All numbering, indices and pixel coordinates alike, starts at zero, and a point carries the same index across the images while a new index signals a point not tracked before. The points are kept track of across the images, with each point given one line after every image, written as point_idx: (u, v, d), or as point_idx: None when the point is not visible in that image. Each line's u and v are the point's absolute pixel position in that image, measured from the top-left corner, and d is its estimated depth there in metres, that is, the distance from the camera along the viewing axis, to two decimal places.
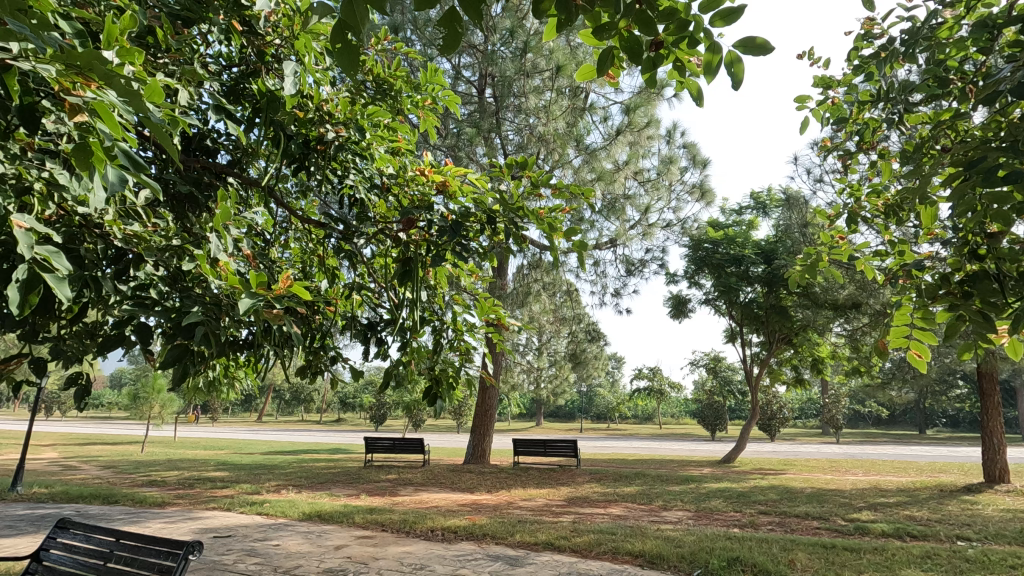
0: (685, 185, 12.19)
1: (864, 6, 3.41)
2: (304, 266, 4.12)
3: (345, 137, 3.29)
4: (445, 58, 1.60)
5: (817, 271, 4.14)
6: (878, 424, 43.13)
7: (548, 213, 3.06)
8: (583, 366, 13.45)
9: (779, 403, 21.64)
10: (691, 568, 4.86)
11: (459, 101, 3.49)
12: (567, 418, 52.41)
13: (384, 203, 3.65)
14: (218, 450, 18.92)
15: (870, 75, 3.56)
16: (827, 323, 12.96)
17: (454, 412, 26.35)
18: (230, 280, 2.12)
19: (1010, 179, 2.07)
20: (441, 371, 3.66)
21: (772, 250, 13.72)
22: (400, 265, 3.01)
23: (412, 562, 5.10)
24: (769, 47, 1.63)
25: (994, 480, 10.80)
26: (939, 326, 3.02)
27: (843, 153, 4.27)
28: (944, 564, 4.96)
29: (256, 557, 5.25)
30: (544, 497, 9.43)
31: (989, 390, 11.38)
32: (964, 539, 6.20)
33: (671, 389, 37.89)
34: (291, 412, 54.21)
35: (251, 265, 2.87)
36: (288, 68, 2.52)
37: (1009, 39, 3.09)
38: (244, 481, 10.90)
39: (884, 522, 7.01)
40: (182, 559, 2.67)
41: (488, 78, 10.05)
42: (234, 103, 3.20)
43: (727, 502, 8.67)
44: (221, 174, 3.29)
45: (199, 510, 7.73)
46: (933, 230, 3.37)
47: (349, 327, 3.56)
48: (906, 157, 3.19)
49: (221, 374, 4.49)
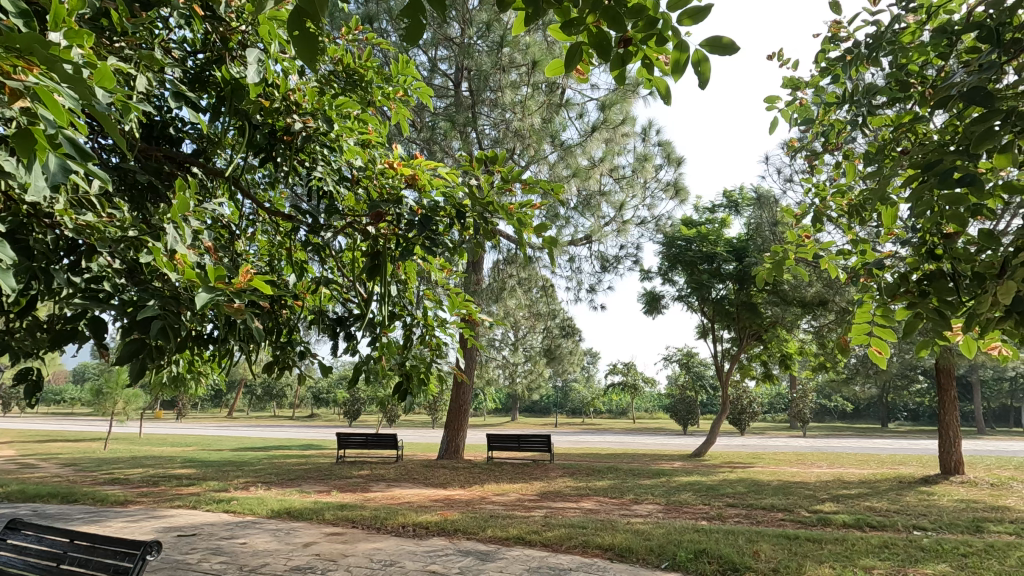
0: (660, 183, 12.32)
1: (830, 9, 3.46)
2: (271, 260, 4.04)
3: (313, 128, 3.22)
4: (409, 48, 1.59)
5: (782, 270, 4.23)
6: (843, 418, 44.47)
7: (518, 209, 3.05)
8: (558, 361, 13.50)
9: (749, 397, 22.08)
10: (659, 560, 4.94)
11: (431, 95, 3.47)
12: (543, 414, 52.73)
13: (353, 197, 3.60)
14: (184, 447, 18.43)
15: (836, 78, 3.64)
16: (795, 320, 13.22)
17: (429, 407, 26.27)
18: (186, 273, 2.02)
19: (964, 181, 2.12)
20: (412, 366, 3.61)
21: (744, 248, 13.97)
22: (369, 258, 2.97)
23: (382, 559, 5.05)
24: (735, 47, 1.64)
25: (950, 471, 11.24)
26: (898, 324, 3.13)
27: (809, 153, 4.34)
28: (900, 553, 5.13)
29: (220, 556, 5.14)
30: (517, 492, 9.45)
31: (946, 385, 11.82)
32: (920, 529, 6.44)
33: (644, 384, 38.46)
34: (263, 407, 53.36)
35: (214, 258, 2.77)
36: (252, 56, 2.44)
37: (968, 45, 3.19)
38: (211, 478, 10.65)
39: (846, 513, 7.22)
40: (140, 560, 2.59)
41: (464, 72, 9.96)
42: (199, 91, 3.11)
43: (697, 495, 8.83)
44: (183, 164, 3.21)
45: (163, 509, 7.51)
46: (893, 230, 3.44)
47: (317, 323, 3.49)
48: (869, 158, 3.26)
49: (185, 370, 4.36)
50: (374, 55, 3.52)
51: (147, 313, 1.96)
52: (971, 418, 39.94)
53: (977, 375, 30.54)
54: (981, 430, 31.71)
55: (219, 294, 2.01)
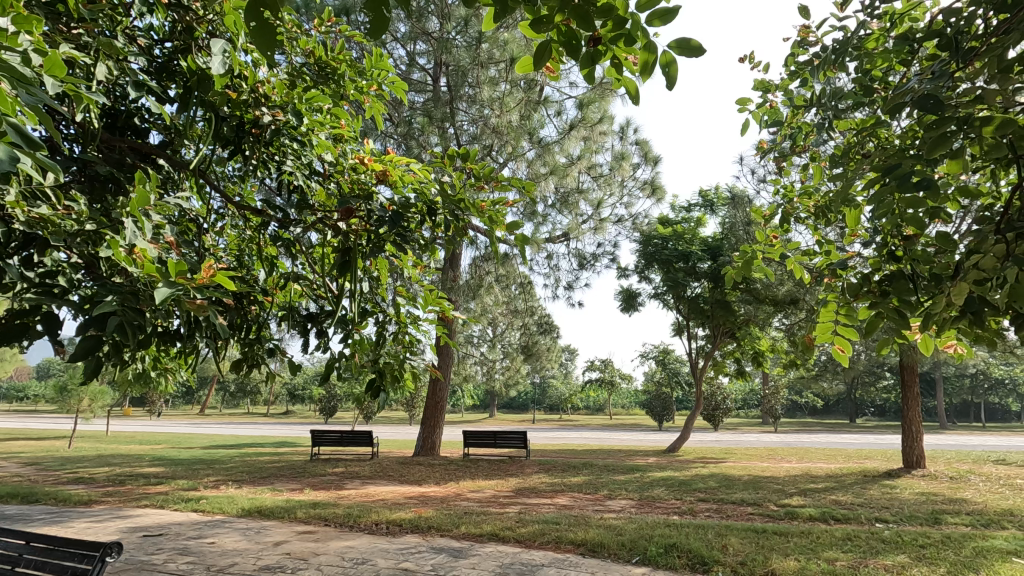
0: (637, 181, 12.44)
1: (799, 14, 3.53)
2: (240, 255, 3.96)
3: (282, 121, 3.15)
4: (374, 42, 1.59)
5: (750, 268, 4.30)
6: (814, 414, 45.61)
7: (491, 205, 3.07)
8: (535, 358, 13.47)
9: (722, 394, 22.47)
10: (630, 555, 5.00)
11: (406, 91, 3.41)
12: (520, 410, 52.94)
13: (325, 191, 3.54)
14: (154, 445, 18.09)
15: (805, 82, 3.72)
16: (767, 318, 13.49)
17: (406, 403, 26.14)
18: (146, 267, 1.96)
19: (922, 185, 2.19)
20: (385, 363, 3.56)
21: (718, 246, 14.21)
22: (339, 255, 2.93)
23: (354, 557, 5.01)
24: (702, 50, 1.67)
25: (912, 465, 11.60)
26: (860, 323, 3.23)
27: (778, 154, 4.42)
28: (862, 545, 5.29)
29: (187, 556, 5.04)
30: (492, 488, 9.45)
31: (910, 382, 12.15)
32: (882, 522, 6.64)
33: (622, 381, 38.79)
34: (237, 404, 52.56)
35: (177, 252, 2.69)
36: (216, 47, 2.35)
37: (928, 52, 3.28)
38: (180, 477, 10.43)
39: (812, 507, 7.41)
40: (100, 561, 2.50)
41: (442, 68, 9.88)
42: (165, 80, 3.02)
43: (669, 490, 8.97)
44: (149, 155, 3.13)
45: (129, 508, 7.36)
46: (857, 231, 3.52)
47: (287, 319, 3.43)
48: (835, 161, 3.32)
49: (151, 365, 4.25)
50: (347, 49, 3.48)
51: (105, 308, 1.90)
52: (935, 413, 41.33)
53: (939, 373, 31.61)
54: (943, 424, 32.67)
55: (180, 290, 1.96)
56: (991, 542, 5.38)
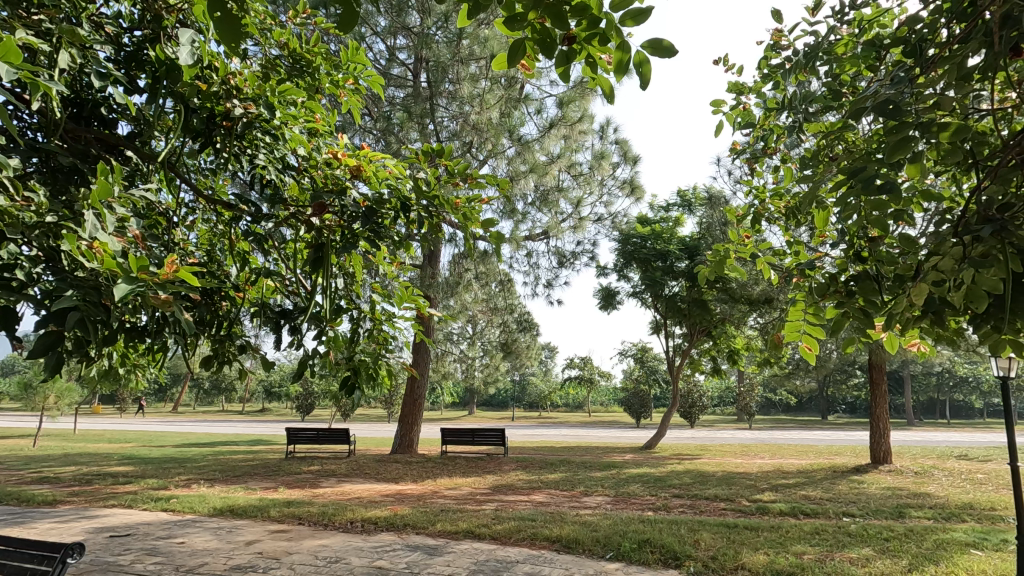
0: (616, 180, 12.54)
1: (772, 17, 3.58)
2: (212, 250, 3.90)
3: (254, 114, 3.07)
4: (344, 37, 1.56)
5: (723, 268, 4.36)
6: (788, 411, 46.63)
7: (466, 203, 3.10)
8: (514, 356, 13.21)
9: (698, 391, 22.78)
10: (604, 551, 5.05)
11: (383, 86, 3.36)
12: (500, 408, 53.07)
13: (298, 186, 3.46)
14: (124, 444, 17.66)
15: (777, 85, 3.79)
16: (742, 316, 13.71)
17: (385, 401, 26.01)
18: (106, 262, 1.91)
19: (885, 188, 2.24)
20: (360, 361, 3.52)
21: (696, 246, 14.41)
22: (312, 251, 2.90)
23: (327, 556, 4.97)
24: (674, 50, 1.68)
25: (879, 460, 11.93)
26: (827, 322, 3.31)
27: (750, 156, 4.48)
28: (828, 539, 5.42)
29: (155, 557, 4.93)
30: (470, 486, 9.45)
31: (879, 379, 12.51)
32: (849, 516, 6.82)
33: (601, 379, 39.07)
34: (212, 402, 51.57)
35: (143, 246, 2.62)
36: (185, 37, 2.27)
37: (894, 58, 3.36)
38: (150, 476, 10.20)
39: (782, 502, 7.56)
40: (59, 563, 2.43)
41: (423, 63, 9.80)
42: (134, 70, 2.94)
43: (645, 486, 9.08)
44: (116, 146, 3.05)
45: (96, 508, 7.18)
46: (824, 233, 3.61)
47: (259, 315, 3.36)
48: (805, 163, 3.38)
49: (118, 363, 4.13)
50: (322, 41, 3.44)
51: (63, 303, 1.85)
52: (903, 411, 42.52)
53: (908, 371, 32.60)
54: (911, 422, 33.59)
55: (141, 285, 1.90)
56: (951, 535, 5.56)
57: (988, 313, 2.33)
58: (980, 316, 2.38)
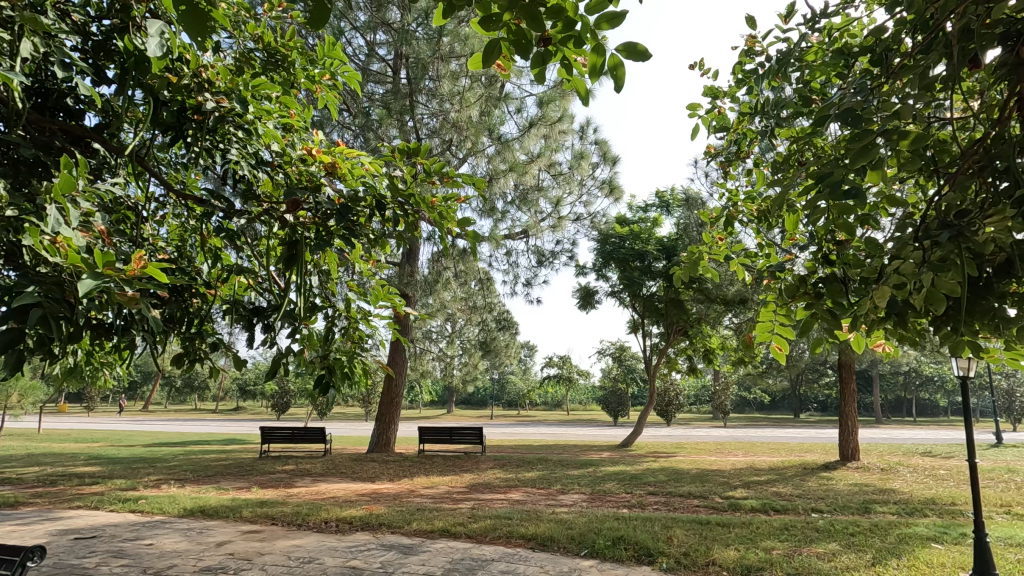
0: (595, 180, 12.62)
1: (746, 24, 3.64)
2: (182, 246, 3.82)
3: (227, 108, 3.00)
4: (316, 33, 1.55)
5: (696, 269, 4.42)
6: (761, 409, 47.64)
7: (442, 202, 3.09)
8: (494, 354, 13.17)
9: (675, 390, 23.08)
10: (579, 548, 5.09)
11: (360, 82, 3.33)
12: (478, 406, 53.03)
13: (272, 182, 3.40)
14: (91, 444, 17.14)
15: (750, 90, 3.85)
16: (718, 316, 13.94)
17: (363, 398, 25.84)
18: (69, 257, 1.85)
19: (851, 194, 2.30)
20: (335, 359, 3.48)
21: (673, 246, 14.59)
22: (286, 248, 2.83)
23: (300, 556, 4.92)
24: (648, 55, 1.70)
25: (848, 457, 12.24)
26: (796, 323, 3.39)
27: (724, 159, 4.55)
28: (797, 534, 5.56)
29: (123, 559, 4.83)
30: (446, 484, 9.44)
31: (848, 378, 12.85)
32: (817, 511, 7.00)
33: (579, 377, 39.33)
34: (185, 401, 50.50)
35: (109, 241, 2.55)
36: (153, 28, 2.17)
37: (862, 66, 3.45)
38: (118, 476, 9.96)
39: (754, 499, 7.71)
40: (19, 567, 2.37)
41: (403, 60, 9.70)
42: (103, 60, 2.87)
43: (620, 484, 9.17)
44: (82, 138, 2.96)
45: (60, 509, 6.99)
46: (795, 236, 3.69)
47: (232, 313, 3.30)
48: (776, 167, 3.45)
49: (85, 361, 4.01)
50: (298, 36, 3.39)
51: (24, 300, 1.79)
52: (872, 409, 43.68)
53: (876, 369, 33.51)
54: (879, 419, 34.49)
55: (107, 282, 1.84)
56: (913, 529, 5.75)
57: (947, 316, 2.42)
58: (940, 317, 2.47)
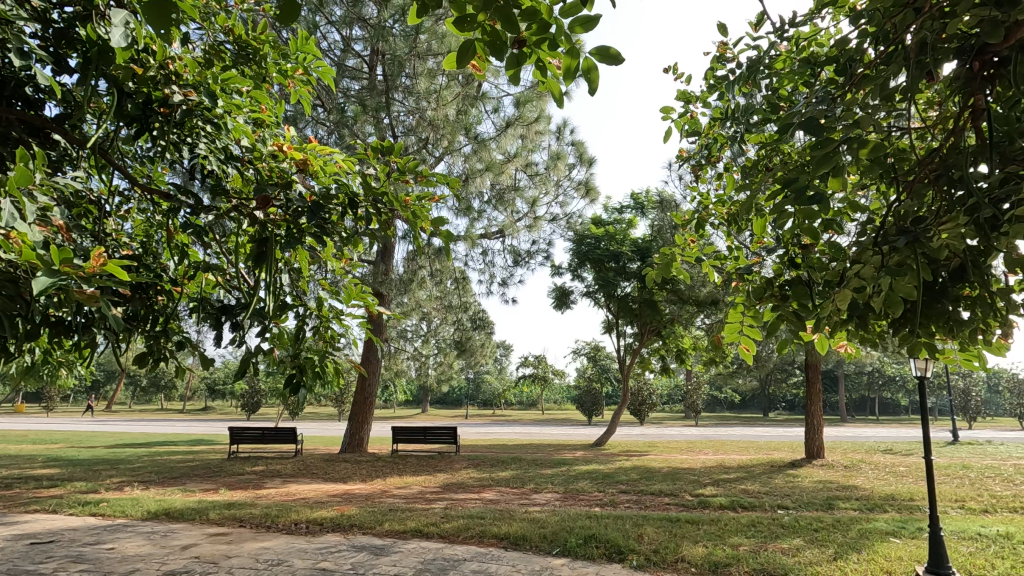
0: (571, 181, 12.68)
1: (718, 31, 3.71)
2: (147, 242, 3.72)
3: (195, 101, 2.92)
4: (285, 28, 1.52)
5: (669, 271, 4.48)
6: (731, 408, 48.56)
7: (415, 201, 3.07)
8: (469, 354, 13.12)
9: (648, 390, 23.35)
10: (551, 547, 5.12)
11: (333, 77, 3.30)
12: (453, 406, 52.80)
13: (242, 177, 3.34)
14: (50, 445, 16.50)
15: (721, 95, 3.93)
16: (690, 317, 14.14)
17: (336, 398, 25.48)
18: (23, 254, 1.77)
19: (816, 200, 2.37)
20: (306, 358, 3.42)
21: (647, 248, 14.76)
22: (255, 245, 2.77)
23: (269, 559, 4.84)
24: (621, 59, 1.72)
25: (814, 455, 12.57)
26: (763, 324, 3.48)
27: (695, 163, 4.63)
28: (763, 530, 5.70)
29: (82, 564, 4.68)
30: (420, 484, 9.38)
31: (814, 378, 13.19)
32: (783, 508, 7.18)
33: (554, 376, 39.48)
34: (150, 401, 49.06)
35: (68, 235, 2.46)
36: (118, 17, 2.09)
37: (827, 75, 3.54)
38: (78, 479, 9.61)
39: (722, 496, 7.86)
40: None
41: (379, 56, 9.59)
42: (65, 49, 2.77)
43: (594, 483, 9.26)
44: (42, 129, 2.86)
45: (15, 514, 6.72)
46: (762, 239, 3.77)
47: (199, 311, 3.23)
48: (745, 172, 3.53)
49: (42, 360, 3.86)
50: (270, 29, 3.32)
51: None
52: (837, 408, 44.91)
53: (841, 369, 34.50)
54: (843, 417, 35.52)
55: (65, 279, 1.78)
56: (873, 524, 5.95)
57: (905, 318, 2.51)
58: (898, 320, 2.56)
